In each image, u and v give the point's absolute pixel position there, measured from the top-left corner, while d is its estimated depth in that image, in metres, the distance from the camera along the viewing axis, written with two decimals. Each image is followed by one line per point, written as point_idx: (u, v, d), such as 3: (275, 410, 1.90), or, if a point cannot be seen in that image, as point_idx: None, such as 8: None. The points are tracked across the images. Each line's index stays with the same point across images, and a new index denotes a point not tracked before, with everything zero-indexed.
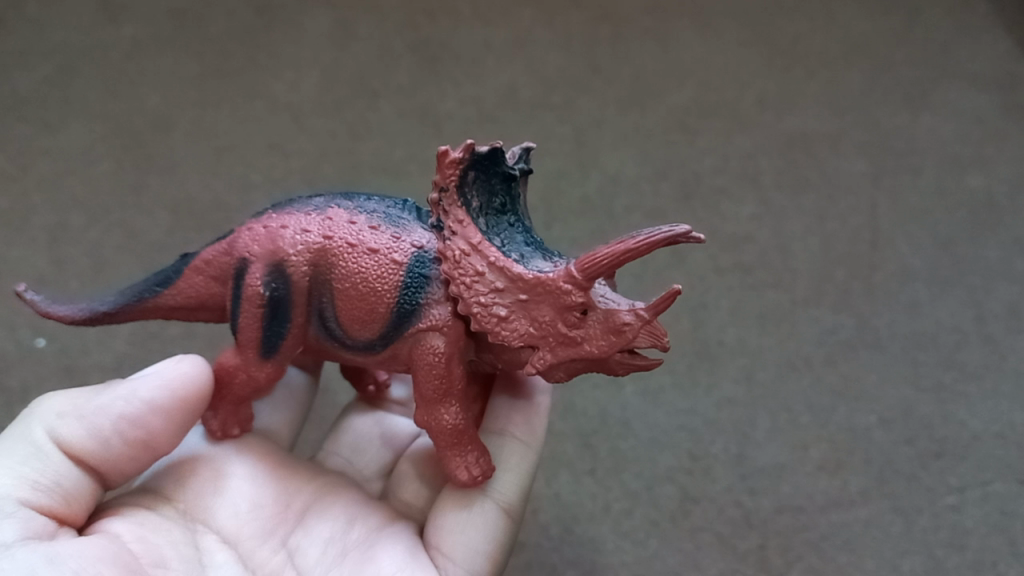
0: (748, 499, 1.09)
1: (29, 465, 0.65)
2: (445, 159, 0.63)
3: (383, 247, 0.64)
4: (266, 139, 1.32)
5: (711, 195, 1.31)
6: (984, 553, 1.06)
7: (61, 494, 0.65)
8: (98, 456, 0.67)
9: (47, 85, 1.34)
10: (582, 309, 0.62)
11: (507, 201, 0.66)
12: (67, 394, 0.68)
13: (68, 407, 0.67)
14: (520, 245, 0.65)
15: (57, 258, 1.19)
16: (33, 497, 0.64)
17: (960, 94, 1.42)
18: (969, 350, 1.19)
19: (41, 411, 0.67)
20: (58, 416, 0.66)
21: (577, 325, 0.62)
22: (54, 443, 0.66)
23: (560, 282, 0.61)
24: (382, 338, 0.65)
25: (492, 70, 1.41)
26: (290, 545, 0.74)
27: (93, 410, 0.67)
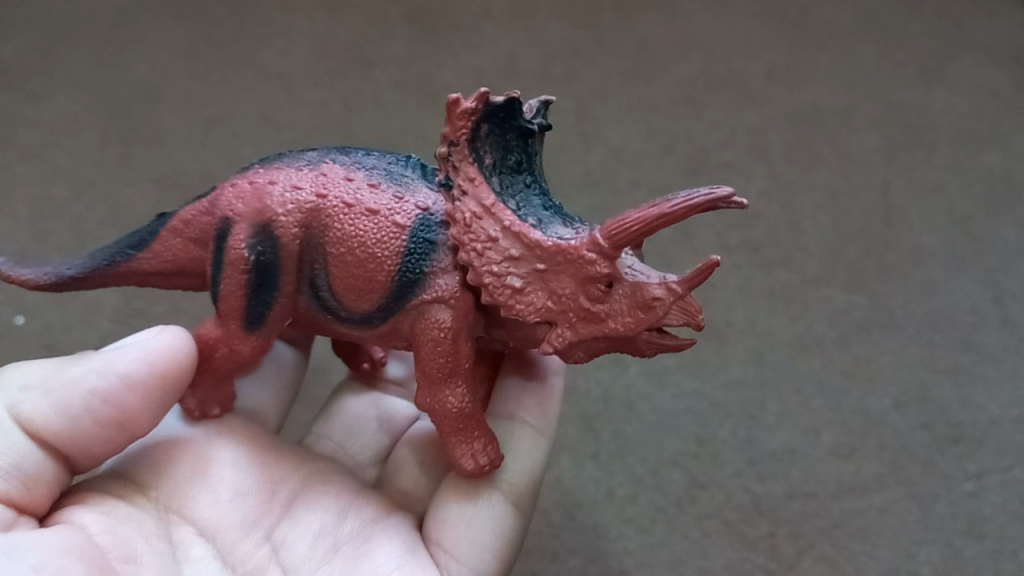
0: (757, 485, 1.05)
1: None
2: (455, 109, 0.58)
3: (384, 208, 0.59)
4: (256, 110, 1.27)
5: (720, 169, 1.26)
6: (1004, 542, 1.01)
7: (22, 479, 0.61)
8: (65, 437, 0.62)
9: (29, 52, 1.30)
10: (608, 282, 0.57)
11: (523, 159, 0.61)
12: (35, 364, 0.64)
13: (36, 382, 0.62)
14: (538, 209, 0.60)
15: (39, 232, 1.14)
16: None
17: (976, 67, 1.37)
18: (986, 331, 1.14)
19: (6, 385, 0.62)
20: (23, 391, 0.62)
21: (601, 299, 0.58)
22: (17, 421, 0.61)
23: (584, 252, 0.57)
24: (380, 310, 0.60)
25: (492, 39, 1.36)
26: (276, 537, 0.69)
27: (63, 384, 0.62)
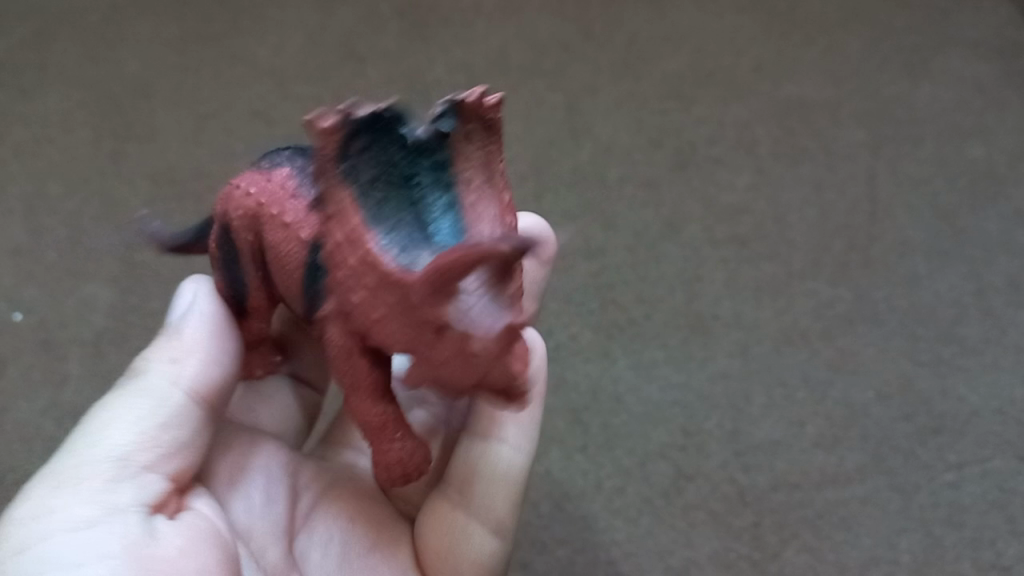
0: (742, 476, 1.07)
1: (152, 419, 0.63)
2: (315, 125, 0.50)
3: (296, 220, 0.57)
4: (249, 105, 1.28)
5: (706, 164, 1.28)
6: (983, 531, 1.03)
7: (181, 456, 0.64)
8: (215, 396, 0.66)
9: (22, 48, 1.33)
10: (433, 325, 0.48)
11: (416, 170, 0.52)
12: (167, 340, 0.66)
13: (181, 351, 0.65)
14: (412, 229, 0.51)
15: (34, 228, 1.18)
16: (154, 459, 0.62)
17: (960, 60, 1.38)
18: (968, 323, 1.16)
19: (160, 359, 0.65)
20: (176, 364, 0.65)
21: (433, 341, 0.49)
22: (178, 390, 0.64)
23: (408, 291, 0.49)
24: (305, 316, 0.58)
25: (481, 35, 1.38)
26: (295, 549, 0.72)
27: (193, 347, 0.65)
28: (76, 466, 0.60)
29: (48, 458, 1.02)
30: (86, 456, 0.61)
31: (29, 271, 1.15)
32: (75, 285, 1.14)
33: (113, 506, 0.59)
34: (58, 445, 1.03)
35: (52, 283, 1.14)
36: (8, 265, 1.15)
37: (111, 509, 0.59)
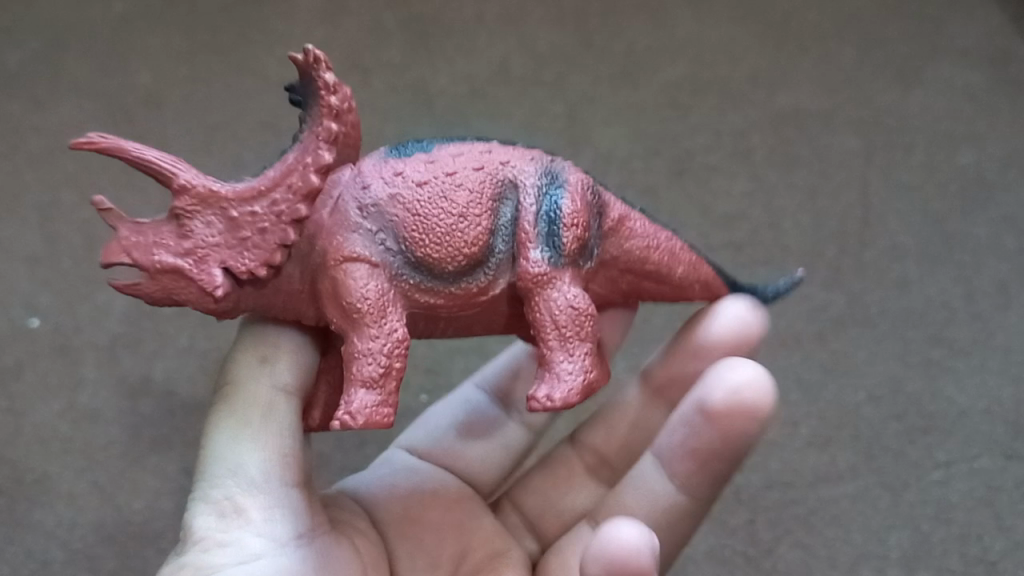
0: (738, 475, 1.10)
1: (264, 432, 0.63)
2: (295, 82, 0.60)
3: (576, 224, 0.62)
4: (257, 116, 1.32)
5: (703, 172, 1.31)
6: (970, 527, 1.07)
7: (291, 462, 0.63)
8: (300, 385, 0.64)
9: (35, 60, 1.38)
10: (173, 217, 0.56)
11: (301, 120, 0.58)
12: (258, 341, 0.64)
13: (265, 351, 0.63)
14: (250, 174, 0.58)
15: (50, 235, 1.22)
16: (281, 474, 0.63)
17: (951, 69, 1.42)
18: (958, 326, 1.19)
19: (249, 369, 0.64)
20: (264, 363, 0.63)
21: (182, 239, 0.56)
22: (280, 392, 0.63)
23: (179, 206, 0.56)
24: (465, 284, 0.58)
25: (483, 46, 1.42)
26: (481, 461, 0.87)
27: (284, 348, 0.64)
28: (219, 492, 0.62)
29: (65, 457, 1.08)
30: (222, 486, 0.62)
31: (44, 278, 1.19)
32: (90, 291, 1.18)
33: (266, 507, 0.62)
34: (76, 446, 1.09)
35: (66, 289, 1.18)
36: (25, 272, 1.20)
37: (261, 518, 0.62)
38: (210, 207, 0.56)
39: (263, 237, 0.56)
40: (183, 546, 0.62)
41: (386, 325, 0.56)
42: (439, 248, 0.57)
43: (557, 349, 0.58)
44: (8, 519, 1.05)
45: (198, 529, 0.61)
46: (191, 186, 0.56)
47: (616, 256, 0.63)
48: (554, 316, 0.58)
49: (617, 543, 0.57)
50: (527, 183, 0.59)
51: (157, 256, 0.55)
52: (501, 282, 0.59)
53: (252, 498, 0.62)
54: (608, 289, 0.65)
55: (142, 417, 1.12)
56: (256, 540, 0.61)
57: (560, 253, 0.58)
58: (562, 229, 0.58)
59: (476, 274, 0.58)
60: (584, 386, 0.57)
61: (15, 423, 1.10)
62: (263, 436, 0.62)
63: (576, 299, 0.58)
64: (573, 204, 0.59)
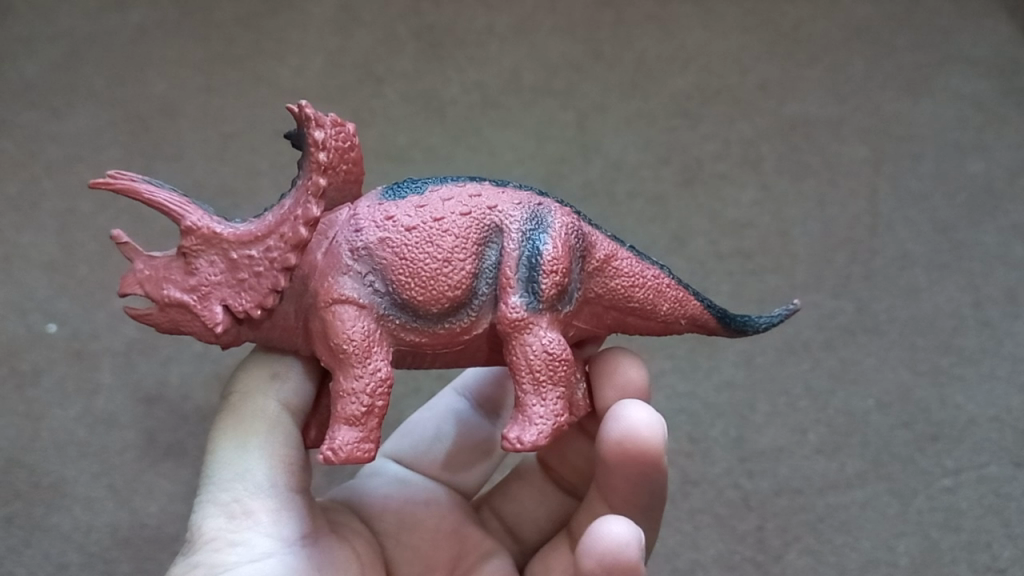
0: (747, 481, 1.11)
1: (272, 441, 0.64)
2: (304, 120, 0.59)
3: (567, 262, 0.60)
4: (272, 125, 1.34)
5: (713, 180, 1.32)
6: (979, 534, 1.07)
7: (296, 469, 0.65)
8: (305, 400, 0.65)
9: (52, 69, 1.40)
10: (182, 255, 0.57)
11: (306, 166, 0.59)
12: (266, 358, 0.65)
13: (276, 367, 0.65)
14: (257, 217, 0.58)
15: (66, 242, 1.24)
16: (285, 480, 0.64)
17: (961, 78, 1.42)
18: (966, 334, 1.20)
19: (256, 382, 0.65)
20: (275, 378, 0.64)
21: (189, 275, 0.57)
22: (287, 405, 0.64)
23: (186, 244, 0.57)
24: (450, 324, 0.57)
25: (494, 56, 1.43)
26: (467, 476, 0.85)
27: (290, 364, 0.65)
28: (228, 495, 0.62)
29: (82, 462, 1.10)
30: (230, 490, 0.62)
31: (61, 284, 1.21)
32: (106, 297, 1.20)
33: (273, 510, 0.63)
34: (92, 450, 1.11)
35: (83, 295, 1.20)
36: (43, 278, 1.22)
37: (268, 519, 0.62)
38: (213, 247, 0.57)
39: (256, 279, 0.56)
40: (189, 548, 0.62)
41: (371, 365, 0.55)
42: (423, 290, 0.55)
43: (530, 393, 0.56)
44: (25, 521, 1.07)
45: (207, 529, 0.61)
46: (197, 227, 0.57)
47: (602, 294, 0.61)
48: (530, 361, 0.56)
49: (606, 539, 0.59)
50: (512, 228, 0.57)
51: (165, 290, 0.57)
52: (484, 322, 0.57)
53: (261, 501, 0.62)
54: (593, 324, 0.63)
55: (156, 421, 1.13)
56: (264, 540, 0.62)
57: (540, 299, 0.57)
58: (542, 275, 0.57)
59: (459, 314, 0.57)
60: (556, 430, 0.56)
61: (32, 428, 1.12)
62: (271, 440, 0.64)
63: (553, 344, 0.57)
64: (556, 247, 0.57)
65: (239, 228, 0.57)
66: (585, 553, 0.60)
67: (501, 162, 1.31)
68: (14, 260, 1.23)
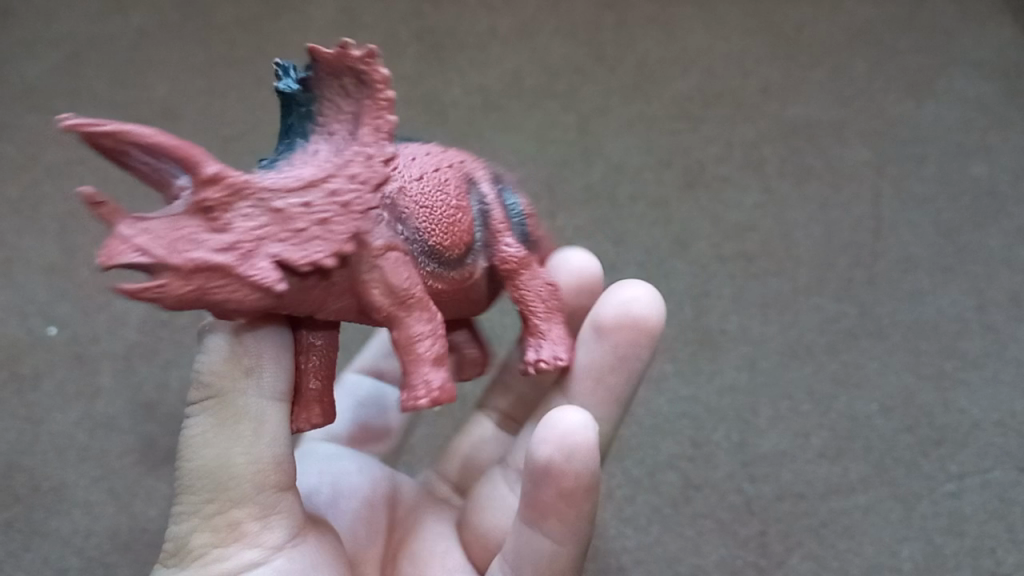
0: (749, 486, 1.10)
1: (254, 443, 0.61)
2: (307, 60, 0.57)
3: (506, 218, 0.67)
4: (272, 127, 1.33)
5: (715, 183, 1.32)
6: (983, 540, 1.07)
7: (279, 463, 0.62)
8: (283, 388, 0.61)
9: (53, 72, 1.39)
10: (213, 208, 0.51)
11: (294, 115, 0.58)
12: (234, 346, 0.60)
13: (248, 361, 0.60)
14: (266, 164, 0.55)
15: (68, 246, 1.24)
16: (271, 478, 0.62)
17: (964, 80, 1.42)
18: (970, 338, 1.19)
19: (229, 378, 0.60)
20: (250, 373, 0.60)
21: (224, 229, 0.51)
22: (266, 400, 0.61)
23: (222, 194, 0.51)
24: (457, 268, 0.62)
25: (495, 59, 1.43)
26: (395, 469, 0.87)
27: (263, 351, 0.60)
28: (212, 506, 0.61)
29: (82, 467, 1.10)
30: (214, 502, 0.61)
31: (61, 287, 1.21)
32: (107, 301, 1.20)
33: (260, 509, 0.62)
34: (92, 455, 1.10)
35: (83, 299, 1.20)
36: (44, 282, 1.22)
37: (255, 529, 0.62)
38: (252, 195, 0.52)
39: (312, 226, 0.53)
40: (177, 561, 0.62)
41: (429, 311, 0.59)
42: (449, 235, 0.60)
43: (541, 320, 0.67)
44: (25, 525, 1.06)
45: (195, 547, 0.61)
46: (235, 175, 0.52)
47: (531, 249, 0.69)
48: (538, 295, 0.67)
49: (564, 421, 0.60)
50: (480, 180, 0.65)
51: (201, 253, 0.50)
52: (478, 265, 0.64)
53: (247, 510, 0.61)
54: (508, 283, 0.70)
55: (157, 426, 1.13)
56: (254, 552, 0.62)
57: (527, 237, 0.67)
58: (522, 219, 0.67)
59: (466, 257, 0.62)
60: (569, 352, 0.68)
61: (33, 432, 1.11)
62: (252, 450, 0.61)
63: (549, 282, 0.68)
64: (523, 203, 0.68)
65: (266, 176, 0.53)
66: (539, 444, 0.60)
67: (503, 165, 1.31)
68: (14, 264, 1.23)
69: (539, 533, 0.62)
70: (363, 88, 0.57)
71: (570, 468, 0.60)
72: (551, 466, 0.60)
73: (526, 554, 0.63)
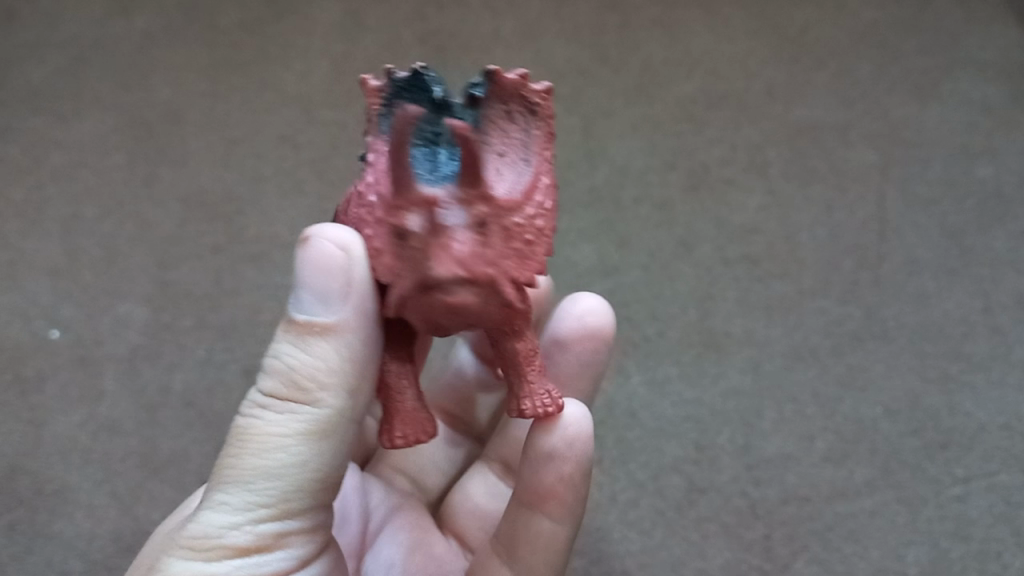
0: (754, 489, 1.10)
1: (314, 458, 0.62)
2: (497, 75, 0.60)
3: None
4: (276, 130, 1.34)
5: (719, 185, 1.32)
6: (989, 544, 1.06)
7: (320, 481, 0.63)
8: (354, 411, 0.62)
9: (58, 74, 1.39)
10: (481, 220, 0.55)
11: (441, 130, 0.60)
12: (333, 357, 0.60)
13: (342, 378, 0.61)
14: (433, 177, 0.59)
15: (72, 248, 1.24)
16: (308, 494, 0.63)
17: (969, 82, 1.41)
18: (976, 341, 1.19)
19: (317, 390, 0.60)
20: (343, 390, 0.61)
21: (489, 244, 0.56)
22: (337, 419, 0.62)
23: (481, 206, 0.55)
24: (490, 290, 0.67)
25: (499, 60, 1.42)
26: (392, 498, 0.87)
27: (361, 368, 0.61)
28: (256, 510, 0.61)
29: (85, 469, 1.09)
30: (259, 507, 0.61)
31: (65, 290, 1.21)
32: (111, 304, 1.20)
33: (291, 522, 0.63)
34: (95, 458, 1.10)
35: (87, 302, 1.20)
36: (47, 284, 1.22)
37: (292, 538, 0.64)
38: (493, 211, 0.56)
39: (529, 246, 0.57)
40: (201, 552, 0.60)
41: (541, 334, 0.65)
42: None
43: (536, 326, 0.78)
44: (29, 528, 1.06)
45: (229, 544, 0.60)
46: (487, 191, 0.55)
47: None
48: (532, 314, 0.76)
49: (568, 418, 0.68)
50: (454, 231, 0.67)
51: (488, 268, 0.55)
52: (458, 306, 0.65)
53: (284, 520, 0.62)
54: None
55: (160, 428, 1.12)
56: (284, 561, 0.63)
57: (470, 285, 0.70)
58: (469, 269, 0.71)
59: None
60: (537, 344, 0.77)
61: (36, 434, 1.11)
62: (318, 463, 0.62)
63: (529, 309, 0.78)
64: None
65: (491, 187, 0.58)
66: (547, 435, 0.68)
67: None
68: (18, 266, 1.23)
69: (544, 519, 0.70)
70: (535, 118, 0.61)
71: (574, 458, 0.68)
72: (556, 456, 0.68)
73: (529, 540, 0.70)
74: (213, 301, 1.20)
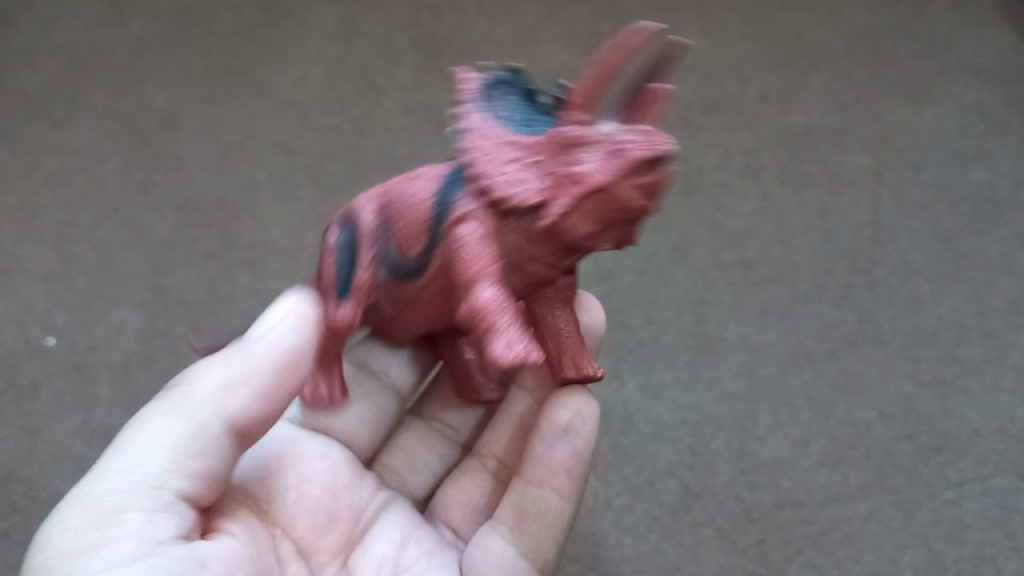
0: (748, 494, 1.10)
1: (198, 437, 0.62)
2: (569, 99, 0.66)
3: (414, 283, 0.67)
4: (270, 137, 1.34)
5: (713, 190, 1.32)
6: (984, 548, 1.06)
7: (206, 472, 0.63)
8: (247, 416, 0.65)
9: (53, 80, 1.39)
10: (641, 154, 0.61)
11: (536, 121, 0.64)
12: (226, 362, 0.65)
13: (228, 378, 0.64)
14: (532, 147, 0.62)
15: (67, 254, 1.24)
16: (193, 475, 0.62)
17: (963, 85, 1.42)
18: (970, 344, 1.19)
19: (201, 384, 0.64)
20: (226, 388, 0.64)
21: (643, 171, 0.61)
22: (223, 412, 0.63)
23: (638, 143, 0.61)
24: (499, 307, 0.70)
25: (495, 62, 1.41)
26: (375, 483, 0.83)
27: (248, 371, 0.65)
28: (135, 468, 0.60)
29: (80, 476, 1.09)
30: (138, 463, 0.60)
31: (59, 296, 1.21)
32: (105, 311, 1.20)
33: (177, 494, 0.61)
34: (90, 464, 1.10)
35: (82, 308, 1.20)
36: (42, 289, 1.22)
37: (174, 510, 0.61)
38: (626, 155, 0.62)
39: None
40: (74, 505, 0.59)
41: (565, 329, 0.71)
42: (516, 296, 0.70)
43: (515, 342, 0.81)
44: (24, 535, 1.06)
45: (98, 491, 0.59)
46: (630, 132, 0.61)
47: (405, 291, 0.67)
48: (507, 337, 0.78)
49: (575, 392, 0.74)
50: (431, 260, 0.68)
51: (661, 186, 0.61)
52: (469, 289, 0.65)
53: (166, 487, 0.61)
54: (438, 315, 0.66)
55: None
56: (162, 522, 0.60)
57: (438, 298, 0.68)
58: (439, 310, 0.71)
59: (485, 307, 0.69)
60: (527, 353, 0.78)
61: (30, 442, 1.11)
62: (201, 441, 0.62)
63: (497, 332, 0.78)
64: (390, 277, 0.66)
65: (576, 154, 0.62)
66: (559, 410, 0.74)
67: None
68: (12, 272, 1.23)
69: (552, 494, 0.76)
70: None
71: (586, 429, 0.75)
72: (573, 425, 0.74)
73: (540, 517, 0.76)
74: (208, 309, 1.20)
